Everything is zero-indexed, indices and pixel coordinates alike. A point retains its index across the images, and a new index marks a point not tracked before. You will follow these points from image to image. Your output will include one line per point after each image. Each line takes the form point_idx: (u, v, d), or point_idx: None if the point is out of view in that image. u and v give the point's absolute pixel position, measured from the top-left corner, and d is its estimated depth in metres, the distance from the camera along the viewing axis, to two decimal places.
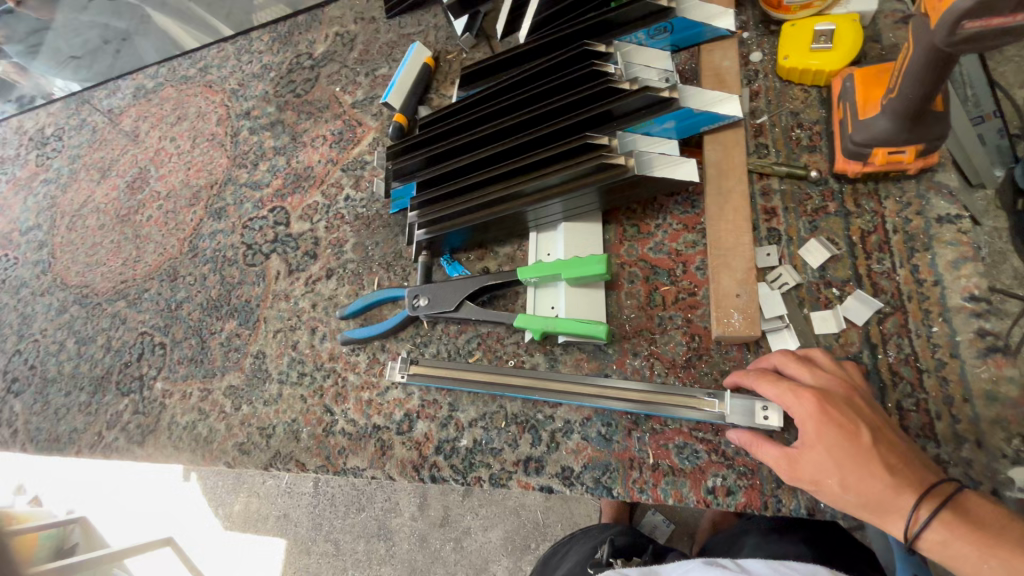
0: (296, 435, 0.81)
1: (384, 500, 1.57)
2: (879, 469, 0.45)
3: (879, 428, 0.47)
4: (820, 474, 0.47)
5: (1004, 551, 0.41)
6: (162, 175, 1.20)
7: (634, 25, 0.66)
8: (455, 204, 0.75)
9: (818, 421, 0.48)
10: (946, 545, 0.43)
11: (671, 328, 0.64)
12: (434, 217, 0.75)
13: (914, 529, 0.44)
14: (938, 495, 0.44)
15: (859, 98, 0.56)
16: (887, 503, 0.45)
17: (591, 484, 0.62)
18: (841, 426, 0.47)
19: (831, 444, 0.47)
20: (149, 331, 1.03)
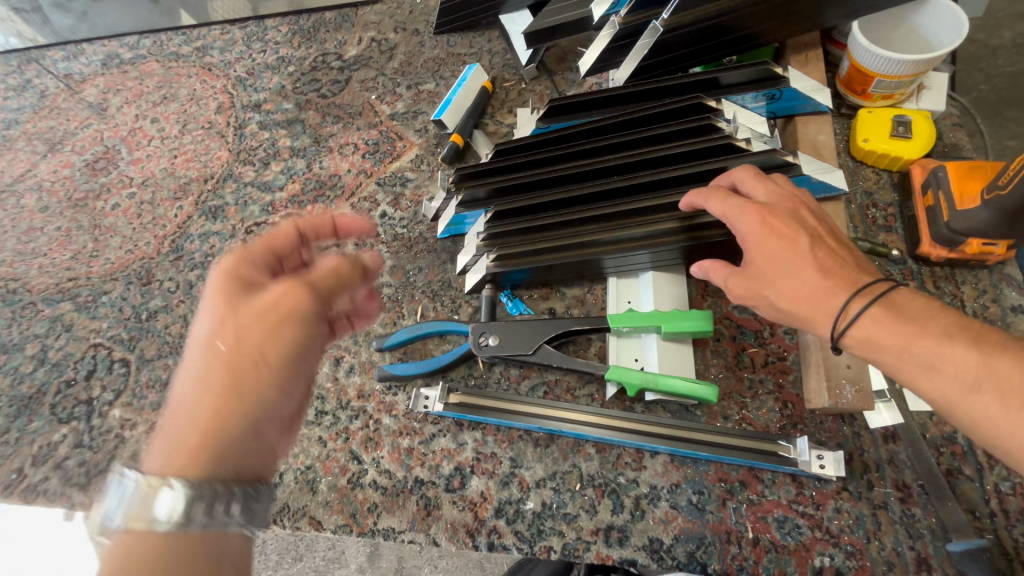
0: (311, 486, 0.68)
1: (330, 549, 1.36)
2: (812, 273, 0.49)
3: (819, 238, 0.51)
4: (758, 289, 0.53)
5: (925, 340, 0.44)
6: (136, 160, 1.02)
7: (745, 87, 0.67)
8: (533, 239, 0.69)
9: (759, 237, 0.52)
10: (870, 339, 0.47)
11: (763, 393, 0.62)
12: (507, 249, 0.69)
13: (843, 327, 0.48)
14: (870, 291, 0.47)
15: (955, 189, 0.60)
16: (819, 305, 0.49)
17: (684, 559, 0.57)
18: (780, 237, 0.51)
19: (771, 255, 0.51)
20: (104, 344, 0.84)
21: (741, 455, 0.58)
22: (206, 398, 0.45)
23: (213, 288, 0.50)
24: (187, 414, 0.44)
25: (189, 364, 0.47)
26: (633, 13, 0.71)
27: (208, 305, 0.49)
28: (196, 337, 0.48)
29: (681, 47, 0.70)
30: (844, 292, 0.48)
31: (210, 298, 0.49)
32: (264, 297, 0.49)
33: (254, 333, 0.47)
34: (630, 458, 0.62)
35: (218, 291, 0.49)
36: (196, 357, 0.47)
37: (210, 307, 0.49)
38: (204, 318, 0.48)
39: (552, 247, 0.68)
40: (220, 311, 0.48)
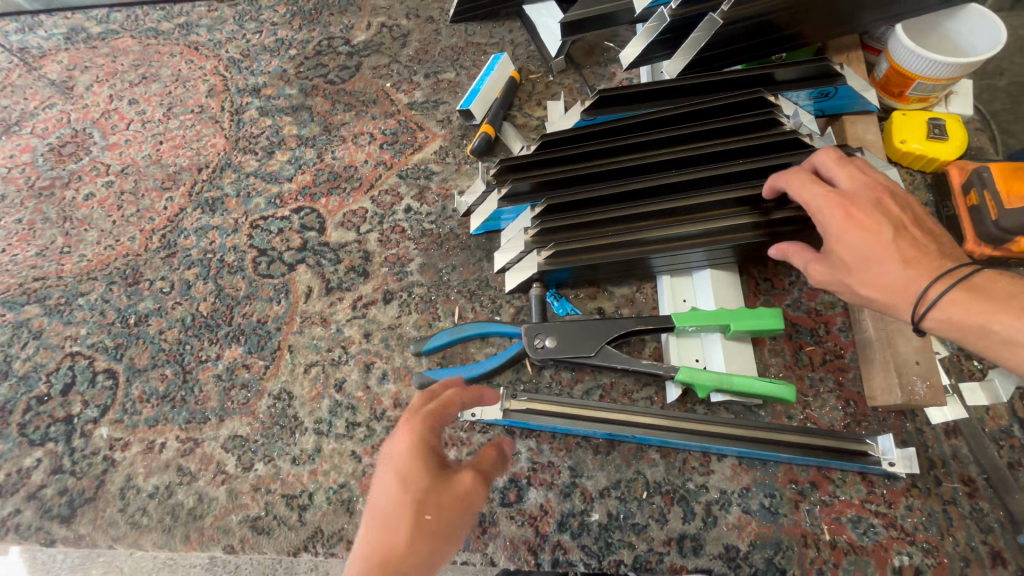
0: (347, 506, 0.61)
1: None
2: (895, 262, 0.48)
3: (902, 225, 0.50)
4: (838, 278, 0.52)
5: (1005, 319, 0.44)
6: (112, 145, 0.91)
7: (801, 84, 0.66)
8: (589, 234, 0.66)
9: (840, 228, 0.51)
10: (949, 321, 0.46)
11: (824, 392, 0.62)
12: (563, 245, 0.66)
13: (922, 310, 0.47)
14: (953, 275, 0.47)
15: (1002, 188, 0.62)
16: (900, 290, 0.48)
17: (763, 566, 0.55)
18: (862, 228, 0.50)
19: (852, 247, 0.50)
20: (83, 353, 0.73)
21: (823, 456, 0.56)
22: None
23: (406, 444, 0.42)
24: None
25: (377, 531, 0.39)
26: (684, 5, 0.68)
27: (397, 463, 0.41)
28: (389, 501, 0.39)
29: (740, 40, 0.68)
30: (925, 279, 0.47)
31: (409, 446, 0.42)
32: (461, 478, 0.41)
33: (456, 513, 0.40)
34: (697, 462, 0.60)
35: (413, 449, 0.42)
36: (384, 524, 0.39)
37: (406, 463, 0.41)
38: (396, 482, 0.40)
39: (611, 243, 0.65)
40: (418, 480, 0.40)
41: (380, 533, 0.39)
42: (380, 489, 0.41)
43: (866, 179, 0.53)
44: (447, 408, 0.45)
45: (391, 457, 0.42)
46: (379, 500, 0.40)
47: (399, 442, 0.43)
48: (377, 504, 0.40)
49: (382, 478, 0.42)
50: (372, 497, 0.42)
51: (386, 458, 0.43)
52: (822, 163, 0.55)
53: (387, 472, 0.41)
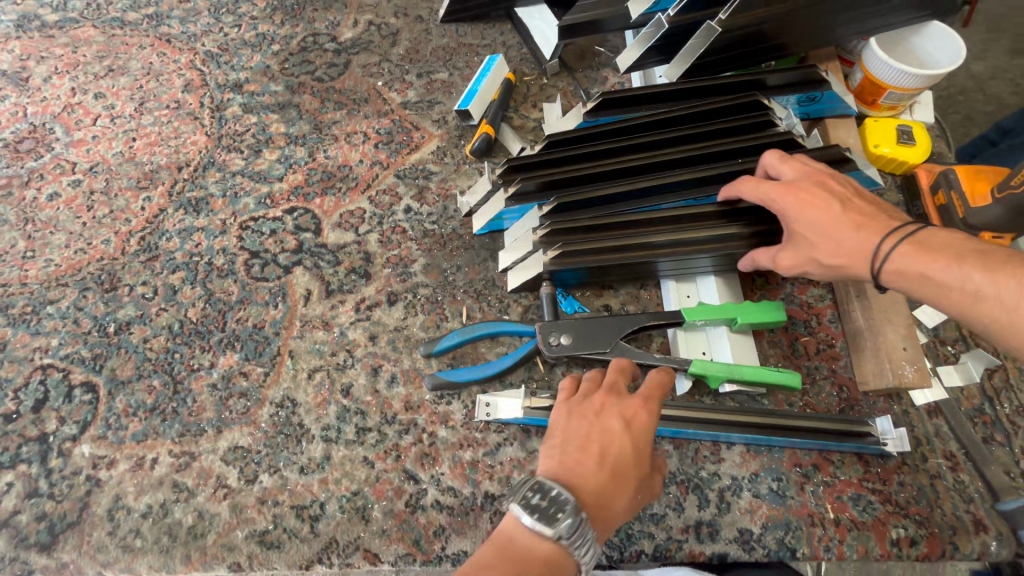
0: (362, 514, 0.59)
1: None
2: (846, 228, 0.53)
3: (848, 199, 0.55)
4: (803, 255, 0.56)
5: (945, 265, 0.48)
6: (78, 141, 0.84)
7: (789, 89, 0.71)
8: (595, 235, 0.67)
9: (794, 207, 0.56)
10: (901, 274, 0.50)
11: (820, 379, 0.66)
12: (570, 246, 0.66)
13: (876, 265, 0.51)
14: (896, 232, 0.51)
15: (967, 189, 0.68)
16: (856, 252, 0.52)
17: (775, 547, 0.57)
18: (812, 204, 0.55)
19: (808, 223, 0.55)
20: (56, 365, 0.67)
21: (831, 439, 0.60)
22: (608, 519, 0.46)
23: (644, 422, 0.51)
24: (598, 512, 0.46)
25: (608, 473, 0.47)
26: (681, 13, 0.71)
27: (635, 430, 0.51)
28: (628, 460, 0.49)
29: (735, 48, 0.72)
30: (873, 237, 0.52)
31: (647, 426, 0.51)
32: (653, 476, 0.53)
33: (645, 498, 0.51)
34: (707, 451, 0.62)
35: (648, 431, 0.51)
36: (616, 476, 0.48)
37: (640, 436, 0.51)
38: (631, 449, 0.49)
39: (616, 247, 0.66)
40: (645, 460, 0.50)
41: (608, 481, 0.47)
42: (620, 443, 0.49)
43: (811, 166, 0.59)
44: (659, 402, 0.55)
45: (630, 420, 0.51)
46: (618, 452, 0.49)
47: (639, 415, 0.52)
48: (612, 456, 0.49)
49: (620, 430, 0.50)
50: (603, 439, 0.49)
51: (622, 416, 0.51)
52: (769, 163, 0.60)
53: (627, 432, 0.50)
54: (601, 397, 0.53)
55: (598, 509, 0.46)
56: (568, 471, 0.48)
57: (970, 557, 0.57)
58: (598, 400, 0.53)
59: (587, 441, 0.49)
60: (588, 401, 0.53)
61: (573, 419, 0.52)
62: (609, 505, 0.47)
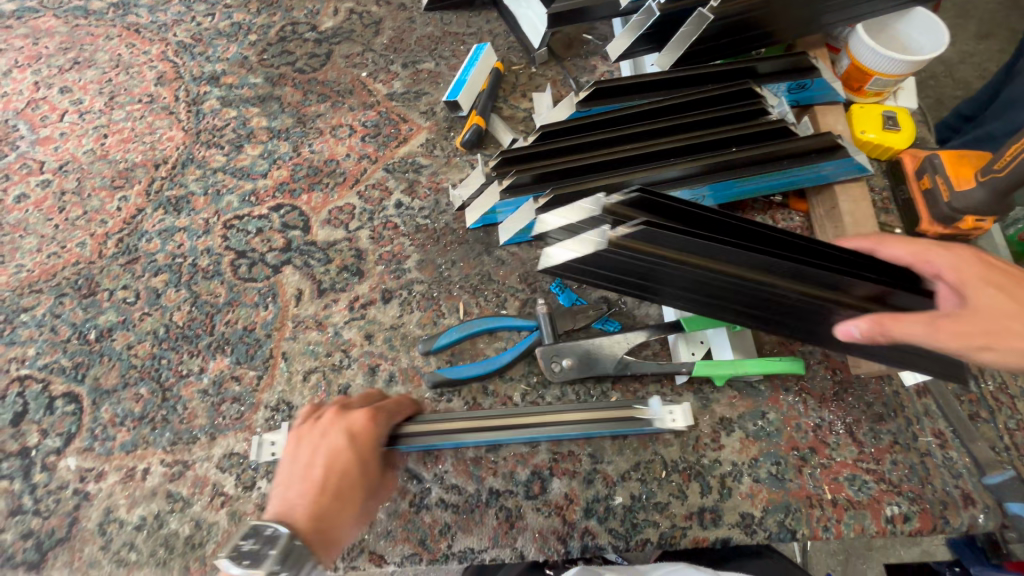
0: None
1: None
2: None
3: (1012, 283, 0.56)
4: (999, 323, 0.50)
5: None
6: (44, 139, 0.80)
7: (780, 77, 0.71)
8: (681, 226, 0.55)
9: (985, 271, 0.53)
10: None
11: (814, 363, 0.67)
12: (655, 226, 0.53)
13: None
14: None
15: (951, 174, 0.69)
16: None
17: (776, 529, 0.59)
18: (1002, 274, 0.53)
19: (1001, 288, 0.52)
20: (35, 376, 0.64)
21: (602, 426, 0.60)
22: (333, 538, 0.50)
23: (371, 432, 0.55)
24: (319, 531, 0.49)
25: (329, 490, 0.51)
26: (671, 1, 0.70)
27: (361, 441, 0.54)
28: (354, 474, 0.53)
29: (725, 36, 0.72)
30: None
31: (374, 437, 0.55)
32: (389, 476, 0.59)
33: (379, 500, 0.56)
34: (708, 438, 0.63)
35: (371, 445, 0.55)
36: (338, 491, 0.51)
37: (365, 449, 0.54)
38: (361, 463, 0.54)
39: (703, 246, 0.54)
40: (368, 469, 0.54)
41: (329, 498, 0.51)
42: (343, 457, 0.53)
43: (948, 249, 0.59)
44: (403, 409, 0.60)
45: (357, 435, 0.55)
46: (341, 468, 0.52)
47: (364, 428, 0.55)
48: (335, 475, 0.52)
49: (345, 446, 0.53)
50: (324, 460, 0.52)
51: (345, 431, 0.54)
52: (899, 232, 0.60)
53: (349, 447, 0.53)
54: (329, 415, 0.56)
55: (316, 528, 0.49)
56: (291, 500, 0.50)
57: (959, 530, 0.59)
58: (328, 419, 0.56)
59: (310, 468, 0.52)
60: (320, 422, 0.56)
61: (302, 444, 0.54)
62: (330, 523, 0.50)
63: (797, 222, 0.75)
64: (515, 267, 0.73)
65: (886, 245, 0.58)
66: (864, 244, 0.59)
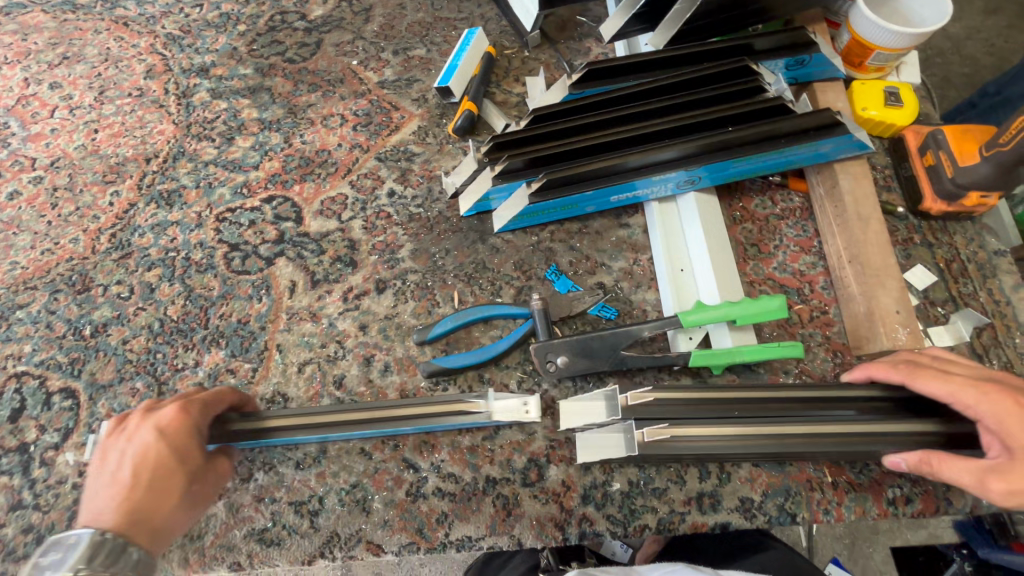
0: (362, 505, 0.58)
1: None
2: None
3: None
4: None
5: None
6: (35, 136, 0.80)
7: (777, 53, 0.69)
8: (713, 413, 0.57)
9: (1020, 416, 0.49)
10: None
11: (814, 346, 0.66)
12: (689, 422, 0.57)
13: None
14: None
15: (955, 148, 0.68)
16: None
17: (776, 513, 0.58)
18: None
19: None
20: (32, 373, 0.65)
21: (436, 420, 0.60)
22: (155, 528, 0.51)
23: (179, 424, 0.54)
24: (133, 525, 0.50)
25: (139, 487, 0.51)
26: None
27: (169, 436, 0.53)
28: (165, 469, 0.52)
29: (719, 12, 0.70)
30: None
31: (185, 429, 0.54)
32: (222, 460, 0.57)
33: (215, 487, 0.56)
34: None
35: (186, 435, 0.54)
36: (151, 485, 0.51)
37: (180, 441, 0.54)
38: (174, 455, 0.53)
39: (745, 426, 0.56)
40: (189, 458, 0.54)
41: (140, 493, 0.51)
42: (151, 453, 0.52)
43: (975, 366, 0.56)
44: (218, 400, 0.58)
45: (165, 430, 0.53)
46: (149, 466, 0.52)
47: (173, 421, 0.54)
48: (143, 472, 0.51)
49: (152, 443, 0.53)
50: (133, 463, 0.52)
51: (153, 428, 0.53)
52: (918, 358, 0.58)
53: (157, 442, 0.53)
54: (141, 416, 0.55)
55: (131, 524, 0.50)
56: (101, 505, 0.51)
57: (962, 512, 0.58)
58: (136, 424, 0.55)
59: (120, 473, 0.52)
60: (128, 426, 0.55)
61: (115, 448, 0.54)
62: (149, 516, 0.51)
63: (797, 202, 0.74)
64: (510, 255, 0.72)
65: (910, 378, 0.55)
66: (894, 375, 0.56)
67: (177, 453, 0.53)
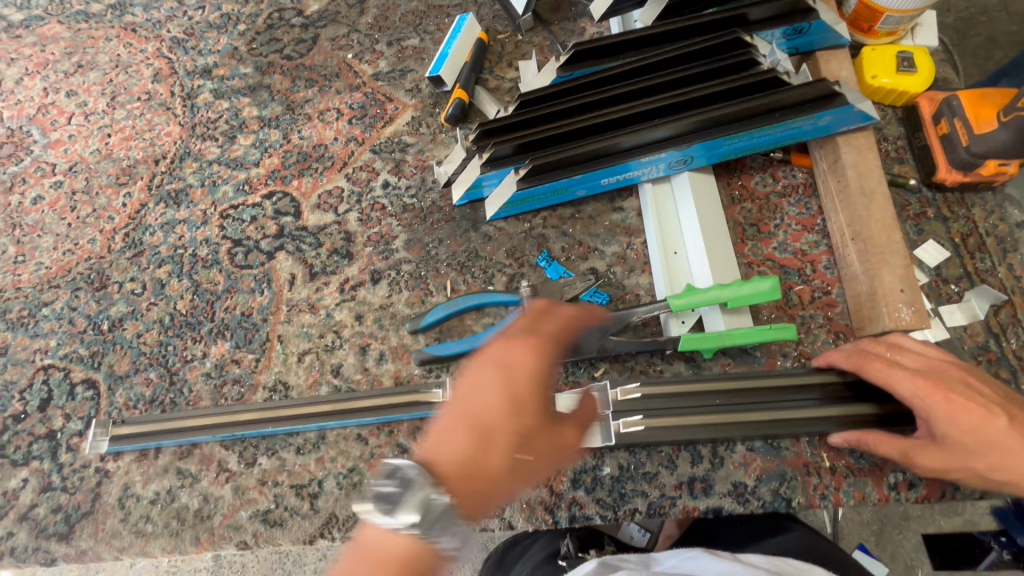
0: (360, 488, 0.61)
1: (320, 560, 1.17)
2: (1020, 446, 0.47)
3: (1009, 408, 0.48)
4: (959, 462, 0.49)
5: None
6: (55, 142, 0.84)
7: (774, 22, 0.66)
8: (678, 404, 0.58)
9: (950, 411, 0.49)
10: None
11: (815, 327, 0.64)
12: (655, 415, 0.58)
13: None
14: None
15: (971, 115, 0.64)
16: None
17: (769, 497, 0.57)
18: (972, 411, 0.48)
19: (966, 429, 0.48)
20: (57, 365, 0.69)
21: (397, 411, 0.62)
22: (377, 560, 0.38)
23: (528, 363, 0.43)
24: (466, 482, 0.41)
25: (472, 446, 0.41)
26: None
27: (515, 382, 0.43)
28: (497, 415, 0.42)
29: None
30: None
31: (518, 369, 0.43)
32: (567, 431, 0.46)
33: (548, 458, 0.44)
34: None
35: (525, 393, 0.42)
36: (486, 440, 0.41)
37: (519, 396, 0.42)
38: (497, 399, 0.42)
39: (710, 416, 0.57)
40: (529, 409, 0.42)
41: (471, 458, 0.41)
42: (489, 388, 0.42)
43: (928, 354, 0.54)
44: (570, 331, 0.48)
45: (470, 372, 0.44)
46: (484, 404, 0.42)
47: (517, 358, 0.43)
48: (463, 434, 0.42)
49: (496, 382, 0.43)
50: (470, 390, 0.43)
51: (498, 363, 0.43)
52: (873, 345, 0.56)
53: (499, 380, 0.43)
54: (505, 341, 0.45)
55: (464, 475, 0.41)
56: (441, 435, 0.42)
57: (971, 497, 0.55)
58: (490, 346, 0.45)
59: (461, 408, 0.43)
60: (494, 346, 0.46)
61: (460, 377, 0.45)
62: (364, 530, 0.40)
63: (800, 179, 0.71)
64: (503, 243, 0.72)
65: (859, 367, 0.55)
66: (848, 361, 0.55)
67: (473, 399, 0.43)
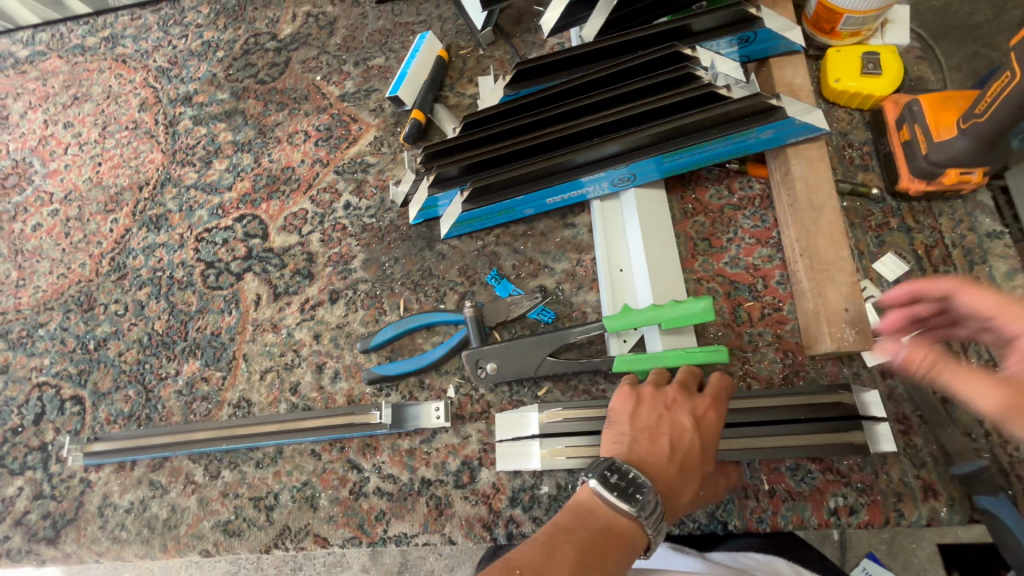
0: (311, 502, 0.64)
1: (328, 556, 1.18)
2: None
3: None
4: None
5: None
6: (53, 172, 0.91)
7: (720, 32, 0.64)
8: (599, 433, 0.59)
9: None
10: None
11: (763, 345, 0.62)
12: (577, 443, 0.59)
13: None
14: None
15: (931, 120, 0.60)
16: None
17: (705, 520, 0.57)
18: None
19: None
20: (50, 382, 0.76)
21: (343, 429, 0.65)
22: (575, 560, 0.45)
23: (716, 419, 0.54)
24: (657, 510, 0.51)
25: (674, 476, 0.51)
26: None
27: (709, 430, 0.53)
28: (694, 458, 0.52)
29: None
30: None
31: (716, 426, 0.53)
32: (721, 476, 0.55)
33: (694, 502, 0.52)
34: None
35: (718, 425, 0.54)
36: (683, 470, 0.52)
37: (709, 430, 0.53)
38: (708, 446, 0.53)
39: None
40: (710, 456, 0.53)
41: (660, 489, 0.51)
42: (687, 435, 0.53)
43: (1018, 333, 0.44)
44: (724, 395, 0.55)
45: (679, 416, 0.54)
46: (685, 448, 0.52)
47: (711, 415, 0.54)
48: (653, 470, 0.51)
49: (692, 430, 0.53)
50: (671, 434, 0.53)
51: (695, 416, 0.53)
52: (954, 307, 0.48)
53: (698, 430, 0.53)
54: (701, 397, 0.55)
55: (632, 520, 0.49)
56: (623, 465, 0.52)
57: (916, 524, 0.54)
58: (668, 396, 0.55)
59: (657, 436, 0.53)
60: (660, 394, 0.56)
61: (647, 417, 0.55)
62: (572, 536, 0.47)
63: (756, 190, 0.69)
64: (455, 261, 0.73)
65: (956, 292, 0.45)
66: (939, 285, 0.46)
67: (682, 442, 0.53)
